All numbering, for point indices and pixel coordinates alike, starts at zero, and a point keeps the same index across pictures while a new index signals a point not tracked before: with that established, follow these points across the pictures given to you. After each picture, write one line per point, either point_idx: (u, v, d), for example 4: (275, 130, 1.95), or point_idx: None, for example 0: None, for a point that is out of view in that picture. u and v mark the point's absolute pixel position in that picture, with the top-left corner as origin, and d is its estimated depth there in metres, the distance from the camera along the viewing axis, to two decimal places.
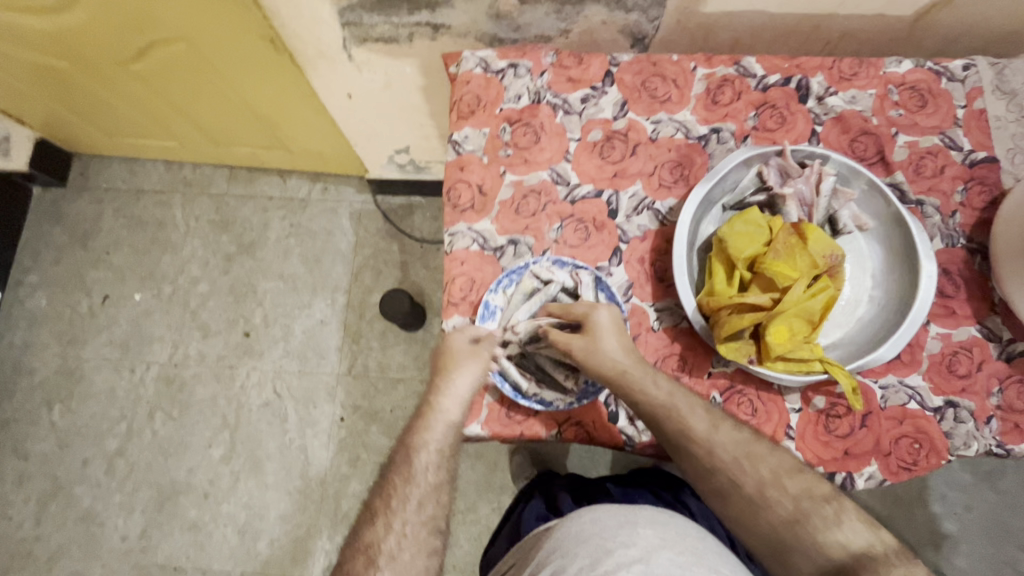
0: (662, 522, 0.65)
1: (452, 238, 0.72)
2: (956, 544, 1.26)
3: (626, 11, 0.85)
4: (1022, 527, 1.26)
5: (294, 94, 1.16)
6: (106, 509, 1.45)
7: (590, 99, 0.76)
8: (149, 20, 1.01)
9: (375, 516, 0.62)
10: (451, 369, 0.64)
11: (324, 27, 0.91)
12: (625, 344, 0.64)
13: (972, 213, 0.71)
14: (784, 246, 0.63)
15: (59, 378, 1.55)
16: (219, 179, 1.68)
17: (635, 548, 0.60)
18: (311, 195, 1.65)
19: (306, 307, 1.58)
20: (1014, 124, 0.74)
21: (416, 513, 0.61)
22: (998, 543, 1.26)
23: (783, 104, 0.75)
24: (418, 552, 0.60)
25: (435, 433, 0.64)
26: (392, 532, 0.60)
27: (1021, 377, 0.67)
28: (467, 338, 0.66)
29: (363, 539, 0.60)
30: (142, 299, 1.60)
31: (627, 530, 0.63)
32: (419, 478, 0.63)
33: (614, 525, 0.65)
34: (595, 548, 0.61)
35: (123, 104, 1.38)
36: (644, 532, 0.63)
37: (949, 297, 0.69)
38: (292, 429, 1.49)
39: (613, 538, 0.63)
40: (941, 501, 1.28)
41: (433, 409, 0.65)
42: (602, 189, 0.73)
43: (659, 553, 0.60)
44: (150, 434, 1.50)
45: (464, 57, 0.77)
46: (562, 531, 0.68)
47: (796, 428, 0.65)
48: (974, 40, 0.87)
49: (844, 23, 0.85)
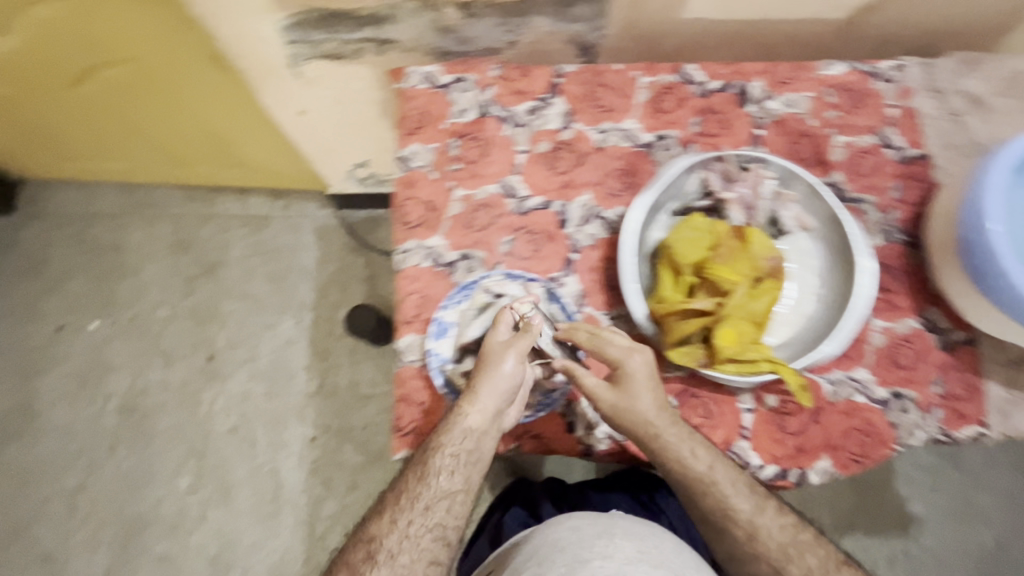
0: (639, 534, 0.70)
1: (403, 255, 0.71)
2: (923, 524, 1.26)
3: (571, 21, 0.86)
4: (988, 504, 1.26)
5: (247, 112, 1.13)
6: (70, 547, 1.40)
7: (537, 111, 0.76)
8: (89, 41, 0.97)
9: (382, 513, 0.64)
10: (493, 370, 0.63)
11: (268, 46, 0.90)
12: (659, 400, 0.63)
13: (908, 209, 0.74)
14: (728, 250, 0.65)
15: (14, 414, 1.48)
16: (173, 202, 1.60)
17: (611, 561, 0.65)
18: (272, 211, 1.60)
19: (271, 327, 1.54)
20: (943, 121, 0.77)
21: (422, 515, 0.62)
22: (969, 524, 1.26)
23: (724, 109, 0.77)
24: (417, 556, 0.61)
25: (455, 435, 0.62)
26: (396, 531, 0.62)
27: (960, 365, 0.69)
28: (501, 335, 0.65)
29: (368, 532, 0.63)
30: (100, 327, 1.54)
31: (604, 540, 0.68)
32: (431, 480, 0.62)
33: (592, 535, 0.69)
34: (572, 560, 0.66)
35: (65, 130, 1.32)
36: (619, 542, 0.68)
37: (890, 291, 0.71)
38: (262, 452, 1.45)
39: (592, 548, 0.66)
40: (907, 482, 1.28)
41: (458, 408, 0.63)
42: (552, 200, 0.73)
43: (633, 564, 0.65)
44: (114, 467, 1.45)
45: (409, 73, 0.77)
46: (541, 538, 0.72)
47: (749, 428, 0.66)
48: (907, 40, 0.90)
49: (784, 26, 0.87)
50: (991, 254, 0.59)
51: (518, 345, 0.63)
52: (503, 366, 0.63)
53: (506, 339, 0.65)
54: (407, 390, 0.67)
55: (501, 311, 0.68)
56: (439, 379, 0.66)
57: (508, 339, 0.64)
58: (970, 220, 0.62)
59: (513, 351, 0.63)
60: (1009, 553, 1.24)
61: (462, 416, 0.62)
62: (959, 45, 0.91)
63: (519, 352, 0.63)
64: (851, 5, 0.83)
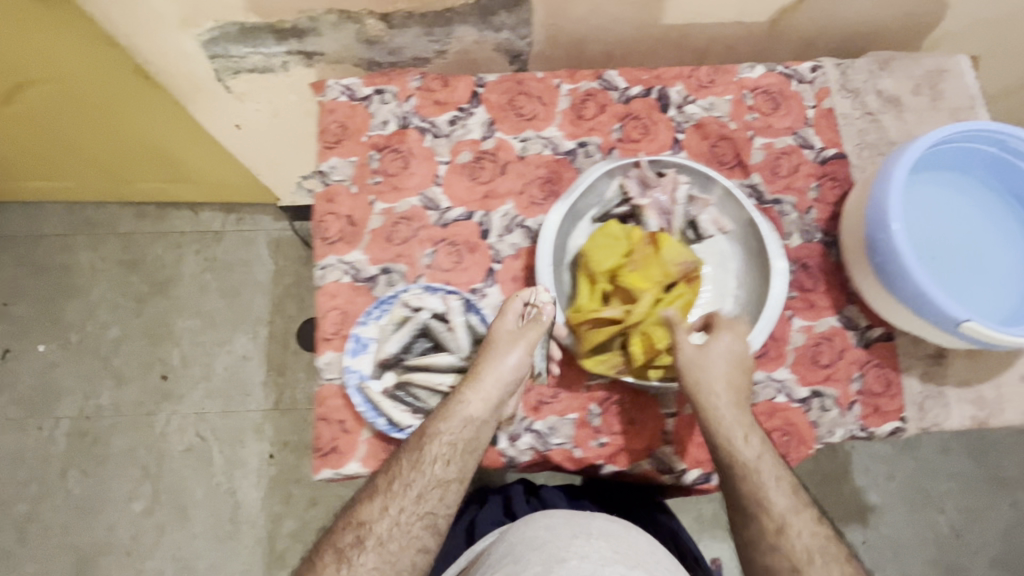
0: (616, 533, 0.61)
1: (323, 271, 0.70)
2: (881, 514, 1.24)
3: (496, 30, 0.85)
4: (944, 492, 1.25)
5: (181, 129, 1.10)
6: None
7: (458, 121, 0.76)
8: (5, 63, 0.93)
9: (374, 495, 0.58)
10: (499, 355, 0.62)
11: (191, 61, 0.88)
12: (731, 374, 0.62)
13: (826, 208, 0.75)
14: (640, 257, 0.65)
15: None
16: (125, 218, 1.57)
17: (589, 562, 0.56)
18: (225, 226, 1.56)
19: (226, 343, 1.50)
20: (859, 121, 0.78)
21: (414, 502, 0.57)
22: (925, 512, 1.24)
23: (645, 114, 0.77)
24: (408, 543, 0.56)
25: (454, 424, 0.60)
26: (386, 516, 0.57)
27: (878, 362, 0.70)
28: (512, 325, 0.64)
29: (357, 515, 0.58)
30: (49, 350, 1.49)
31: (582, 539, 0.59)
32: (426, 466, 0.58)
33: (569, 534, 0.60)
34: (548, 559, 0.57)
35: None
36: (597, 541, 0.59)
37: (809, 291, 0.72)
38: (219, 472, 1.42)
39: (569, 546, 0.58)
40: (864, 474, 1.26)
41: (459, 395, 0.61)
42: (473, 211, 0.73)
43: (611, 567, 0.56)
44: (64, 494, 1.40)
45: (328, 85, 0.76)
46: (514, 538, 0.62)
47: (673, 433, 0.67)
48: (831, 42, 0.92)
49: (708, 30, 0.88)
50: (895, 251, 0.60)
51: (525, 335, 0.63)
52: (510, 356, 0.62)
53: (514, 329, 0.64)
54: (327, 408, 0.66)
55: (419, 324, 0.66)
56: (356, 397, 0.65)
57: (518, 329, 0.63)
58: (875, 219, 0.62)
59: (518, 341, 0.63)
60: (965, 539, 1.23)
61: (464, 399, 0.61)
62: (882, 46, 0.93)
63: (527, 341, 0.63)
64: (770, 8, 0.84)
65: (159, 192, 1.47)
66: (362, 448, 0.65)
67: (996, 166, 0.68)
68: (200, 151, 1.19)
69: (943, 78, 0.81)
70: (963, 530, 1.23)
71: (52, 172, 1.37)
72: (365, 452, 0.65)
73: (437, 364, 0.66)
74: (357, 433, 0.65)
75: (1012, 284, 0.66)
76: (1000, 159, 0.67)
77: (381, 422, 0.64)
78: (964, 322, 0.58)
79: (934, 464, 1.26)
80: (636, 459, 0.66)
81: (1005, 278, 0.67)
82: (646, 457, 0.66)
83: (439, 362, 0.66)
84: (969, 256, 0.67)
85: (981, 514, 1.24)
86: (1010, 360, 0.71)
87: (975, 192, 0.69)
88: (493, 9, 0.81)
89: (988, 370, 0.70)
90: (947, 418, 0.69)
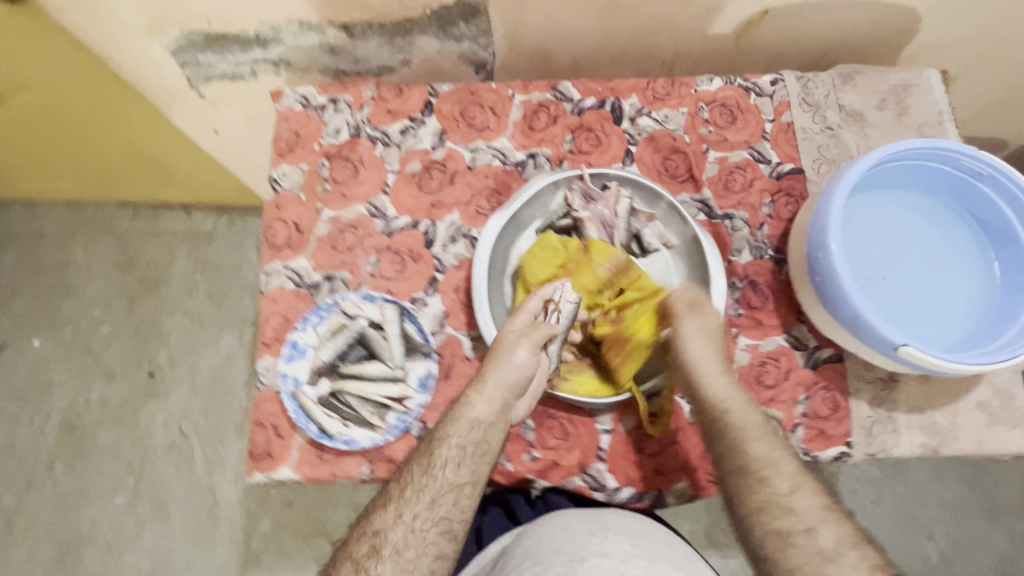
0: (632, 528, 0.61)
1: (268, 277, 0.71)
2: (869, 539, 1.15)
3: (457, 40, 0.85)
4: (932, 518, 1.16)
5: (165, 133, 1.12)
6: (9, 568, 1.38)
7: (409, 131, 0.76)
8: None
9: (388, 503, 0.59)
10: (505, 356, 0.61)
11: (162, 69, 0.90)
12: (715, 353, 0.62)
13: (779, 224, 0.73)
14: (574, 267, 0.67)
15: None
16: (122, 219, 1.57)
17: (611, 560, 0.56)
18: (217, 228, 1.55)
19: (212, 343, 1.51)
20: (819, 135, 0.77)
21: (427, 507, 0.58)
22: (910, 537, 1.16)
23: (598, 126, 0.77)
24: (424, 550, 0.56)
25: (461, 426, 0.60)
26: (400, 524, 0.57)
27: (826, 384, 0.68)
28: (518, 325, 0.63)
29: (371, 524, 0.58)
30: (43, 345, 1.52)
31: (599, 537, 0.59)
32: (437, 471, 0.59)
33: (585, 532, 0.59)
34: (569, 558, 0.57)
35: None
36: (615, 538, 0.58)
37: (756, 309, 0.70)
38: (200, 471, 1.43)
39: (587, 545, 0.57)
40: (851, 496, 1.17)
41: (465, 399, 0.61)
42: (419, 220, 0.73)
43: (632, 562, 0.56)
44: (52, 486, 1.43)
45: (283, 94, 0.77)
46: (530, 537, 0.62)
47: (606, 450, 0.66)
48: (802, 55, 0.89)
49: (672, 43, 0.86)
50: (832, 273, 0.59)
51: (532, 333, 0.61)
52: (515, 356, 0.61)
53: (522, 328, 0.63)
54: (263, 413, 0.67)
55: (354, 332, 0.67)
56: (288, 403, 0.65)
57: (526, 327, 0.62)
58: (814, 239, 0.61)
59: (523, 341, 0.61)
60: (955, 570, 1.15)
61: (472, 401, 0.60)
62: (856, 59, 0.90)
63: (532, 342, 0.61)
64: (734, 20, 0.82)
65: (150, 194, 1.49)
66: (296, 454, 0.66)
67: (951, 185, 0.66)
68: (183, 158, 1.22)
69: (910, 93, 0.79)
70: (952, 560, 1.15)
71: (50, 173, 1.41)
72: (298, 458, 0.66)
73: (370, 372, 0.66)
74: (292, 439, 0.66)
75: (967, 308, 0.64)
76: (955, 177, 0.65)
77: (312, 428, 0.65)
78: (900, 347, 0.56)
79: (925, 489, 1.18)
80: (569, 475, 0.66)
81: (958, 302, 0.64)
82: (579, 473, 0.66)
83: (372, 369, 0.66)
84: (925, 285, 0.65)
85: (973, 544, 1.16)
86: (965, 387, 0.68)
87: (930, 211, 0.67)
88: (451, 19, 0.81)
89: (941, 397, 0.68)
90: (896, 444, 0.67)
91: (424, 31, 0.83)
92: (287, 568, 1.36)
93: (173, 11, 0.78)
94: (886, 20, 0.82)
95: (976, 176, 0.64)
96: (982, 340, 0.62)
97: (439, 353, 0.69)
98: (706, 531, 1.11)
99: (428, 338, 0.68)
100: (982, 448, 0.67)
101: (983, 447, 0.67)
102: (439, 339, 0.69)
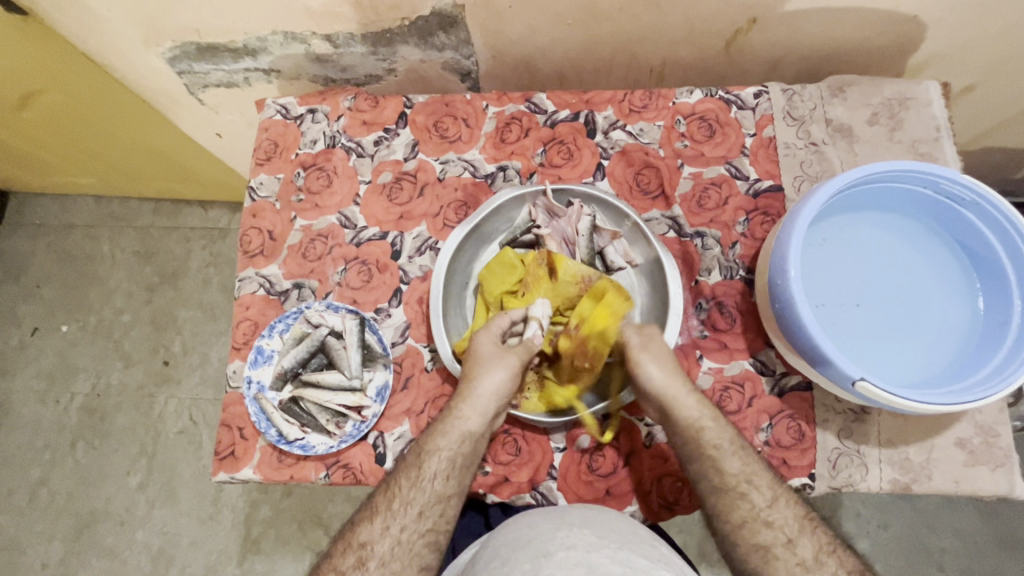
0: (597, 520, 0.56)
1: (241, 283, 0.75)
2: (871, 565, 1.08)
3: (440, 50, 0.79)
4: (945, 547, 1.08)
5: (172, 130, 1.07)
6: (29, 537, 1.30)
7: (383, 142, 0.77)
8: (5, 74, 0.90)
9: (374, 515, 0.59)
10: (481, 375, 0.61)
11: (162, 76, 0.89)
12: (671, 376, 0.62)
13: (752, 244, 0.71)
14: (531, 280, 0.68)
15: None
16: (145, 212, 1.46)
17: (578, 550, 0.51)
18: (233, 223, 1.45)
19: (224, 334, 1.39)
20: (803, 151, 0.73)
21: (415, 520, 0.58)
22: (919, 565, 1.07)
23: (571, 139, 0.76)
24: (410, 562, 0.57)
25: (452, 439, 0.61)
26: (388, 536, 0.58)
27: (791, 412, 0.66)
28: (501, 340, 0.64)
29: (357, 536, 0.58)
30: (69, 330, 1.41)
31: (566, 531, 0.54)
32: (426, 483, 0.59)
33: (551, 528, 0.54)
34: (535, 554, 0.52)
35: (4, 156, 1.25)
36: (583, 531, 0.54)
37: (722, 331, 0.69)
38: (207, 455, 1.31)
39: (553, 540, 0.53)
40: (855, 519, 1.09)
41: (454, 411, 0.62)
42: (387, 231, 0.74)
43: (601, 550, 0.51)
44: (73, 463, 1.33)
45: (266, 104, 0.81)
46: (497, 539, 0.57)
47: (558, 468, 0.66)
48: (798, 61, 0.79)
49: (658, 48, 0.78)
50: (790, 300, 0.57)
51: (513, 349, 0.63)
52: (494, 373, 0.62)
53: (498, 345, 0.64)
54: (230, 414, 0.70)
55: (316, 341, 0.69)
56: (251, 407, 0.67)
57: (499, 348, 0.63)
58: (776, 263, 0.60)
59: (510, 356, 0.63)
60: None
61: (466, 412, 0.61)
62: (867, 68, 0.80)
63: (519, 355, 0.63)
64: (722, 30, 0.74)
65: (160, 194, 1.43)
66: (257, 455, 0.68)
67: (937, 210, 0.63)
68: (190, 154, 1.17)
69: (905, 107, 0.74)
70: None
71: (71, 177, 1.36)
72: (260, 459, 0.68)
73: (328, 381, 0.68)
74: (255, 441, 0.69)
75: (943, 343, 0.61)
76: (938, 203, 0.62)
77: (272, 433, 0.67)
78: (858, 381, 0.54)
79: (938, 516, 1.09)
80: (519, 491, 0.66)
81: (934, 335, 0.62)
82: (530, 490, 0.66)
83: (330, 378, 0.68)
84: (898, 312, 0.63)
85: None
86: (944, 423, 0.64)
87: (913, 238, 0.65)
88: (430, 29, 0.74)
89: (914, 432, 0.64)
90: (863, 479, 0.64)
91: (405, 40, 0.76)
92: (286, 559, 1.23)
93: (162, 19, 0.75)
94: (898, 31, 0.73)
95: (960, 203, 0.60)
96: (954, 378, 0.59)
97: (399, 363, 0.70)
98: (698, 545, 1.09)
99: (387, 349, 0.69)
100: (960, 488, 0.63)
101: (959, 487, 0.63)
102: (400, 349, 0.70)
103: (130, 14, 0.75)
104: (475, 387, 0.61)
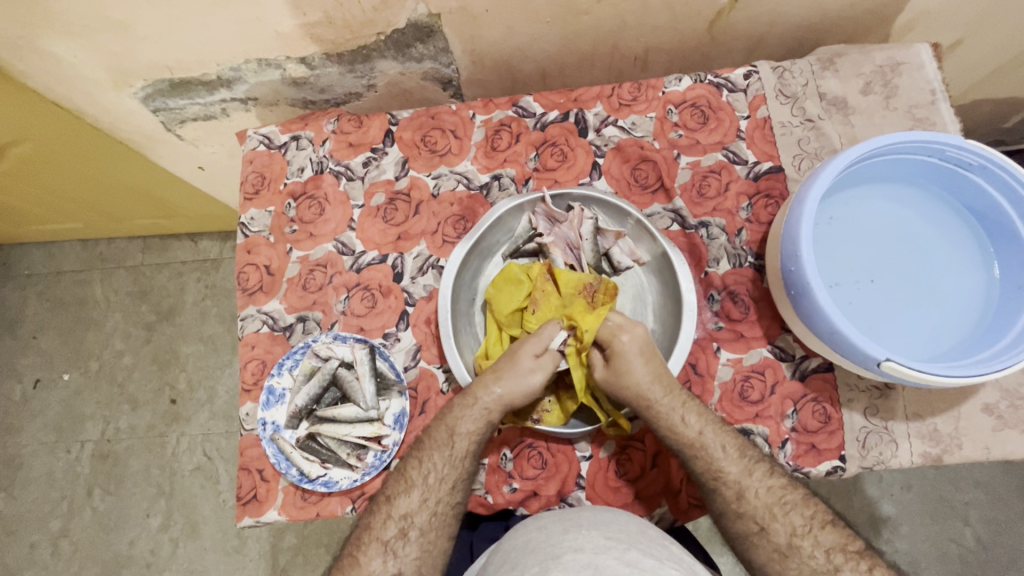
0: (607, 521, 0.54)
1: (244, 322, 0.73)
2: (897, 526, 1.08)
3: (418, 61, 0.76)
4: (972, 502, 1.08)
5: (151, 166, 1.03)
6: None
7: (371, 162, 0.76)
8: None
9: (411, 489, 0.59)
10: (505, 371, 0.61)
11: (138, 115, 0.86)
12: (655, 365, 0.62)
13: (758, 228, 0.70)
14: (541, 295, 0.65)
15: None
16: (135, 251, 1.44)
17: (586, 553, 0.49)
18: (224, 252, 1.43)
19: (228, 365, 1.36)
20: (799, 129, 0.72)
21: (448, 493, 0.60)
22: (944, 520, 1.07)
23: (562, 140, 0.74)
24: (442, 532, 0.59)
25: (460, 417, 0.61)
26: (426, 508, 0.59)
27: (815, 396, 0.65)
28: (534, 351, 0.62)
29: (396, 508, 0.59)
30: (72, 378, 1.39)
31: (575, 533, 0.52)
32: (459, 461, 0.60)
33: (559, 530, 0.53)
34: (545, 558, 0.50)
35: None
36: (591, 533, 0.52)
37: (737, 321, 0.68)
38: (227, 489, 1.29)
39: (562, 543, 0.51)
40: (878, 482, 1.09)
41: (477, 399, 0.61)
42: (386, 254, 0.73)
43: (609, 553, 0.49)
44: (91, 511, 1.31)
45: (247, 136, 0.79)
46: (508, 543, 0.56)
47: (586, 477, 0.66)
48: (784, 35, 0.77)
49: (641, 37, 0.75)
50: (805, 285, 0.56)
51: (542, 364, 0.62)
52: (528, 374, 0.61)
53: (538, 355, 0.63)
54: (248, 457, 0.69)
55: (327, 374, 0.68)
56: (270, 448, 0.66)
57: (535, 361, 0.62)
58: (787, 250, 0.59)
59: (538, 370, 0.62)
60: (994, 554, 1.05)
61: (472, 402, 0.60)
62: (854, 36, 0.78)
63: (545, 374, 0.62)
64: (704, 12, 0.71)
65: (146, 232, 1.40)
66: (281, 496, 0.67)
67: (943, 177, 0.62)
68: (174, 190, 1.14)
69: (898, 72, 0.73)
70: (990, 545, 1.06)
71: (51, 222, 1.32)
72: (284, 500, 0.67)
73: (344, 415, 0.67)
74: (276, 482, 0.67)
75: (961, 314, 0.61)
76: (944, 168, 0.61)
77: (293, 472, 0.66)
78: (884, 362, 0.53)
79: (958, 471, 1.09)
80: (548, 504, 0.66)
81: (951, 307, 0.61)
82: (558, 501, 0.66)
83: (345, 412, 0.67)
84: (916, 284, 0.62)
85: (1015, 526, 1.06)
86: (968, 390, 0.64)
87: (923, 208, 0.64)
88: (407, 41, 0.72)
89: (941, 401, 0.64)
90: (893, 455, 0.63)
91: (382, 55, 0.74)
92: None
93: (132, 60, 0.73)
94: None
95: (966, 167, 0.60)
96: (974, 348, 0.59)
97: (414, 388, 0.69)
98: None
99: (400, 375, 0.68)
100: (990, 454, 0.62)
101: (991, 453, 0.62)
102: (413, 373, 0.70)
103: (99, 58, 0.72)
104: (496, 383, 0.61)
